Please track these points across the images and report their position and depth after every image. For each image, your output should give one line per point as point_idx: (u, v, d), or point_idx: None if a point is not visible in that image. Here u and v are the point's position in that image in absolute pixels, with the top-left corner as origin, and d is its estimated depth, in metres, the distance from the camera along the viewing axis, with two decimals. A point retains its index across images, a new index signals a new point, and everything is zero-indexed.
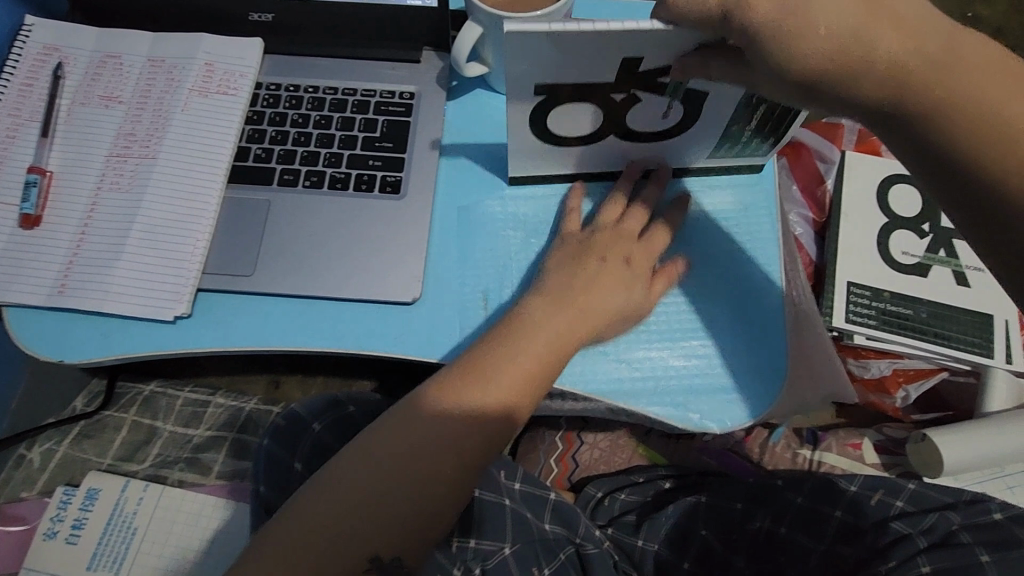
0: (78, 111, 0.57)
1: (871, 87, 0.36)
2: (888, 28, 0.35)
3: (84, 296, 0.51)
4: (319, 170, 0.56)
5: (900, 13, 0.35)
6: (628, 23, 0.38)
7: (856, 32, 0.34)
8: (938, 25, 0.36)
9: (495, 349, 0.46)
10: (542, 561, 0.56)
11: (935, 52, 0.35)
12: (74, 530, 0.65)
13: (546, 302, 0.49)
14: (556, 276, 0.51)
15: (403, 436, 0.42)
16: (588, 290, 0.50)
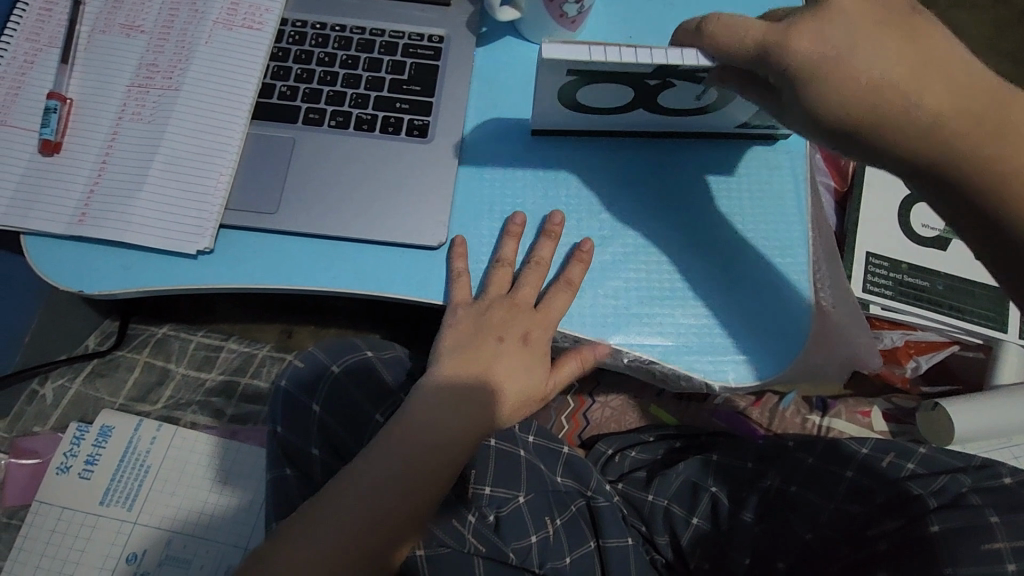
0: (99, 38, 0.56)
1: (900, 130, 0.38)
2: (932, 84, 0.38)
3: (105, 226, 0.51)
4: (345, 110, 0.55)
5: (952, 73, 0.38)
6: (672, 56, 0.43)
7: (895, 81, 0.38)
8: (978, 77, 0.38)
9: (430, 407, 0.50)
10: (554, 511, 0.57)
11: (983, 111, 0.37)
12: (87, 466, 0.65)
13: (451, 374, 0.51)
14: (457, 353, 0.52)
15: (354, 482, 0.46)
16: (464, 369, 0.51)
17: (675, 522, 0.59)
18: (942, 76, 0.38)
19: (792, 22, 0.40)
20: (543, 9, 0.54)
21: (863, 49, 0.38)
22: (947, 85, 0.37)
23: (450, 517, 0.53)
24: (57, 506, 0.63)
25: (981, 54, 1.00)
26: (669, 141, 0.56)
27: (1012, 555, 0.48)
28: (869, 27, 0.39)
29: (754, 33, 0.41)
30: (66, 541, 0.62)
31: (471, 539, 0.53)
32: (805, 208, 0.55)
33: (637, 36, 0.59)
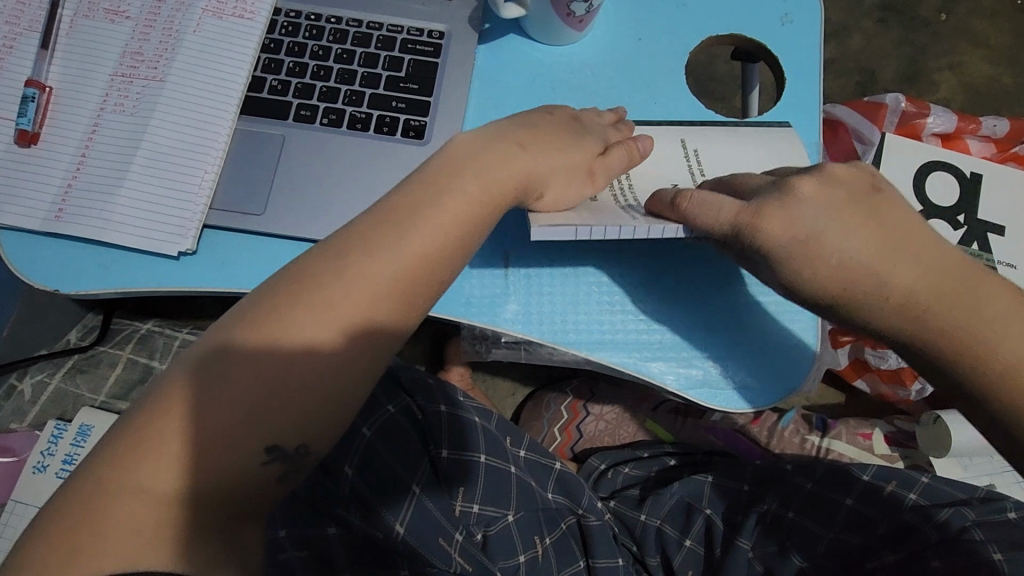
0: (81, 23, 0.53)
1: (875, 307, 0.42)
2: (902, 269, 0.41)
3: (81, 223, 0.48)
4: (338, 108, 0.53)
5: (918, 253, 0.42)
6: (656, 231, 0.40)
7: (867, 267, 0.42)
8: (935, 256, 0.42)
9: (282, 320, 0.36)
10: (544, 531, 0.55)
11: (950, 294, 0.41)
12: (64, 465, 0.62)
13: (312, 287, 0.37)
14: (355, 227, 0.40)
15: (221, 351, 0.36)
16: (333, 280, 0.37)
17: (667, 544, 0.57)
18: (911, 261, 0.42)
19: (760, 203, 0.42)
20: (550, 8, 0.52)
21: (834, 233, 0.42)
22: (914, 267, 0.42)
23: (434, 538, 0.50)
24: (33, 506, 0.61)
25: (1000, 64, 0.97)
26: None
27: None
28: (834, 211, 0.42)
29: (728, 214, 0.42)
30: None
31: (457, 559, 0.50)
32: None
33: (647, 39, 0.56)
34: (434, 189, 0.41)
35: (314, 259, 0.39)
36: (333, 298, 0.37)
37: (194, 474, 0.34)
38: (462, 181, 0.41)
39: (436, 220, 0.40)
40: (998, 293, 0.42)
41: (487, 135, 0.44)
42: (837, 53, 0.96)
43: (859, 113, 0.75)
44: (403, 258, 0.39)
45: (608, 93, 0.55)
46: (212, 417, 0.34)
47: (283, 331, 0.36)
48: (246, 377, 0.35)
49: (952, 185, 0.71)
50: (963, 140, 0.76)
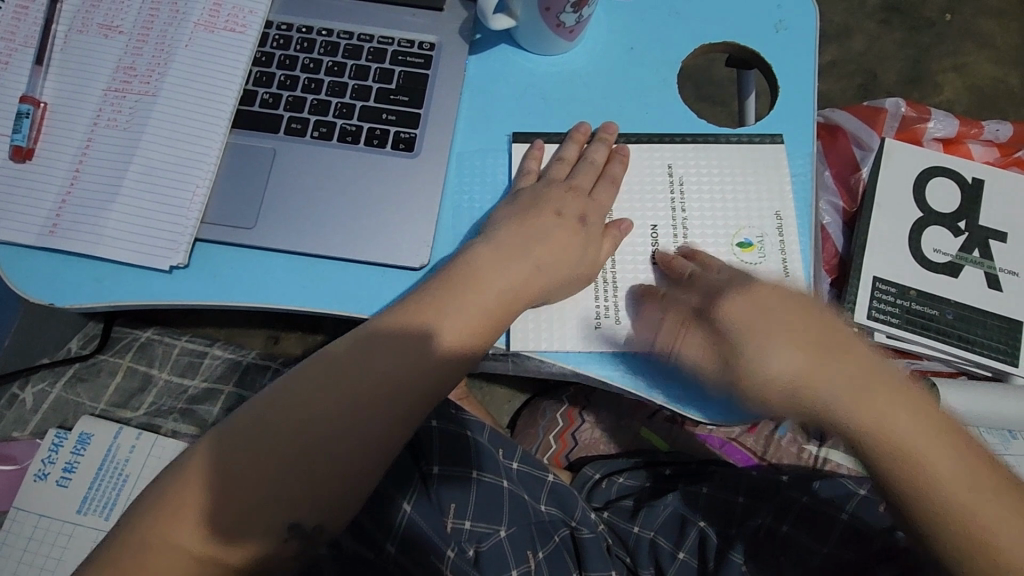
0: (76, 38, 0.53)
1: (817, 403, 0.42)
2: (838, 368, 0.42)
3: (75, 238, 0.49)
4: (328, 121, 0.53)
5: (851, 357, 0.43)
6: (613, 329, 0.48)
7: (809, 363, 0.42)
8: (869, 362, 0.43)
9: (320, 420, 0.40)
10: (537, 545, 0.55)
11: (879, 395, 0.42)
12: (65, 473, 0.63)
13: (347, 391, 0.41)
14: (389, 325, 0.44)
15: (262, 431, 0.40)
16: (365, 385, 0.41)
17: (661, 557, 0.56)
18: (844, 362, 0.43)
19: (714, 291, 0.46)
20: (540, 19, 0.52)
21: (776, 331, 0.43)
22: (852, 370, 0.43)
23: (427, 556, 0.51)
24: (34, 513, 0.62)
25: (1004, 65, 0.95)
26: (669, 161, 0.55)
27: None
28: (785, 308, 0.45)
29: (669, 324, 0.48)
30: (41, 549, 0.61)
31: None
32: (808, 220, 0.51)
33: (638, 48, 0.56)
34: (445, 299, 0.44)
35: (348, 355, 0.42)
36: (349, 404, 0.40)
37: (219, 538, 0.38)
38: (474, 291, 0.45)
39: (459, 324, 0.44)
40: (926, 408, 0.43)
41: (495, 244, 0.47)
42: (839, 55, 0.95)
43: (859, 118, 0.74)
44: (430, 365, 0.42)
45: (599, 103, 0.55)
46: (244, 495, 0.38)
47: (308, 427, 0.40)
48: (271, 466, 0.39)
49: (952, 190, 0.70)
50: (965, 145, 0.74)
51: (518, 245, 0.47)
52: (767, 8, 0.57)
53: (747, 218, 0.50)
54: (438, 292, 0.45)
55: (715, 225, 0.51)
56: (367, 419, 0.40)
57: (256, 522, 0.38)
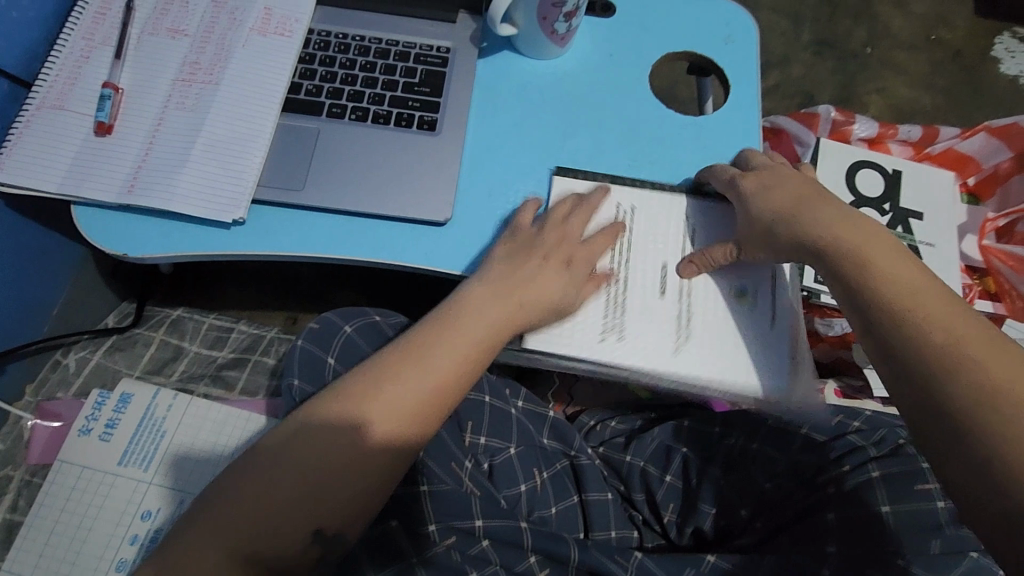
0: (147, 39, 0.64)
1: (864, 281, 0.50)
2: (876, 263, 0.51)
3: (149, 196, 0.57)
4: (363, 107, 0.64)
5: (884, 266, 0.51)
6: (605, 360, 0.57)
7: (854, 252, 0.51)
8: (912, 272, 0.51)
9: (338, 428, 0.46)
10: (541, 465, 0.63)
11: (900, 292, 0.49)
12: (107, 429, 0.68)
13: (369, 396, 0.47)
14: (395, 348, 0.50)
15: (290, 444, 0.45)
16: (375, 398, 0.47)
17: (651, 479, 0.65)
18: (894, 259, 0.51)
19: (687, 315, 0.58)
20: (538, 26, 0.64)
21: (867, 242, 0.52)
22: (903, 265, 0.51)
23: (450, 461, 0.59)
24: (78, 465, 0.67)
25: (918, 88, 1.13)
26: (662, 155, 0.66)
27: None
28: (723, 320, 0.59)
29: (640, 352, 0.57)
30: (85, 498, 0.66)
31: (468, 481, 0.59)
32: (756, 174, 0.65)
33: (616, 53, 0.69)
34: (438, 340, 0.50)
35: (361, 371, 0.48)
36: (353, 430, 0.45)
37: (235, 548, 0.42)
38: (471, 324, 0.52)
39: (452, 347, 0.50)
40: (968, 323, 0.47)
41: (485, 286, 0.54)
42: (781, 79, 1.11)
43: (797, 122, 0.88)
44: (431, 376, 0.48)
45: (587, 95, 0.67)
46: (264, 503, 0.43)
47: (316, 454, 0.45)
48: (281, 491, 0.43)
49: (877, 179, 0.84)
50: (886, 144, 0.89)
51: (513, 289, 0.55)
52: (716, 24, 0.71)
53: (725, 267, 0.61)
54: (435, 321, 0.52)
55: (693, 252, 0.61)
56: (368, 441, 0.45)
57: (261, 537, 0.42)
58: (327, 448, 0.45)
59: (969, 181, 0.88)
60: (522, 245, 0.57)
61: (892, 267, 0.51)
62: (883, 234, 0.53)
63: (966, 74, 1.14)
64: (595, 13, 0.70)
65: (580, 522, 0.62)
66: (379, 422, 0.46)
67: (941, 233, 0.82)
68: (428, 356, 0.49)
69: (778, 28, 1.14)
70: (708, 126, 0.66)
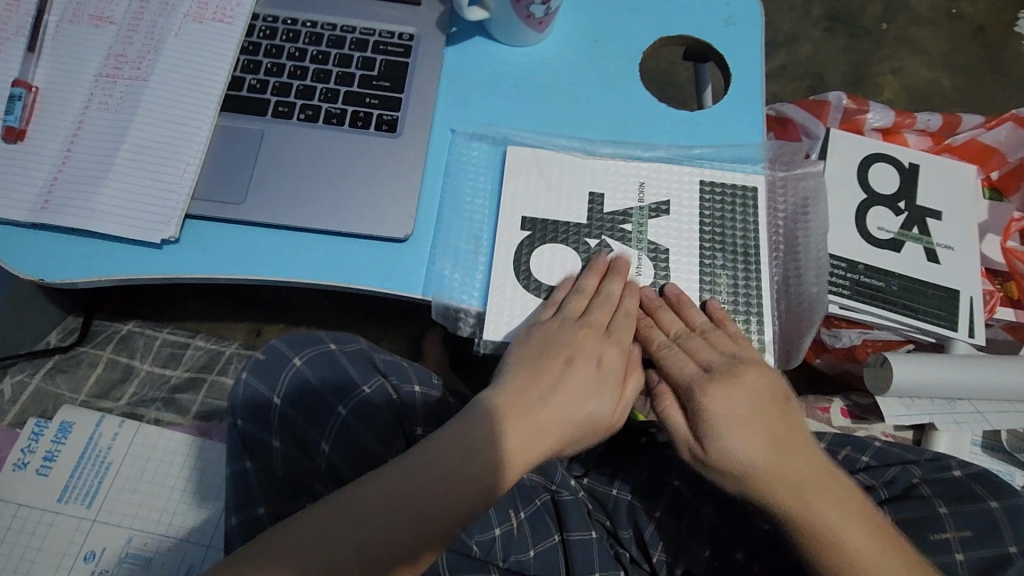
0: (67, 28, 0.56)
1: (773, 481, 0.47)
2: (789, 457, 0.48)
3: (67, 214, 0.50)
4: (314, 104, 0.56)
5: (791, 455, 0.48)
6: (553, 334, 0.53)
7: (768, 450, 0.47)
8: (808, 455, 0.49)
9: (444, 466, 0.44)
10: (519, 505, 0.58)
11: (800, 482, 0.47)
12: (45, 462, 0.64)
13: (492, 403, 0.47)
14: (512, 380, 0.49)
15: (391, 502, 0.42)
16: (507, 419, 0.46)
17: (639, 516, 0.59)
18: (792, 446, 0.48)
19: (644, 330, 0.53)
20: (511, 9, 0.56)
21: (751, 417, 0.48)
22: (798, 451, 0.48)
23: None
24: (13, 503, 0.62)
25: (936, 68, 1.04)
26: (649, 141, 0.58)
27: (959, 545, 0.54)
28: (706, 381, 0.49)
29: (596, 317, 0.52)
30: (22, 538, 0.61)
31: (439, 535, 0.55)
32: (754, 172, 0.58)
33: (603, 39, 0.61)
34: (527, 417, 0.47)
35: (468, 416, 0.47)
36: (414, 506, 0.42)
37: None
38: (549, 394, 0.48)
39: (554, 410, 0.47)
40: (851, 508, 0.48)
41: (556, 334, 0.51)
42: (788, 60, 1.03)
43: (805, 110, 0.80)
44: (534, 421, 0.47)
45: (569, 90, 0.59)
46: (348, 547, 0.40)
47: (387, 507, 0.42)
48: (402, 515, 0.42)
49: (892, 174, 0.76)
50: (902, 135, 0.81)
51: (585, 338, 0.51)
52: (717, 3, 0.62)
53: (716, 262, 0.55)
54: (547, 386, 0.48)
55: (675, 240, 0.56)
56: (439, 454, 0.44)
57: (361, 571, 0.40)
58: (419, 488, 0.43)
59: (992, 175, 0.80)
60: (573, 321, 0.52)
61: (786, 454, 0.48)
62: (789, 413, 0.49)
63: (988, 51, 1.05)
64: None
65: (562, 566, 0.57)
66: (462, 431, 0.45)
67: (961, 235, 0.75)
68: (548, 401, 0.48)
69: (785, 3, 1.05)
70: (705, 123, 0.58)
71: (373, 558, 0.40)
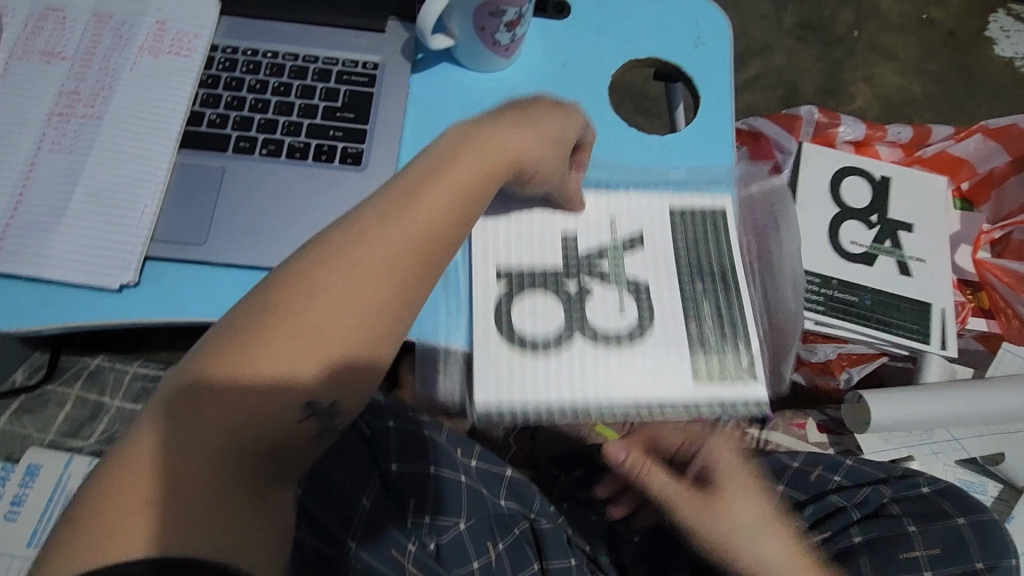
0: (17, 65, 0.54)
1: None
2: None
3: (20, 261, 0.49)
4: (277, 138, 0.55)
5: None
6: (531, 382, 0.53)
7: None
8: None
9: (315, 283, 0.38)
10: (496, 536, 0.57)
11: None
12: (12, 507, 0.62)
13: (423, 176, 0.43)
14: (456, 135, 0.46)
15: (260, 342, 0.36)
16: (407, 199, 0.42)
17: None
18: None
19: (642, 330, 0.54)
20: (476, 38, 0.55)
21: None
22: None
23: (389, 547, 0.52)
24: None
25: (908, 74, 1.05)
26: (623, 168, 0.57)
27: (927, 562, 0.55)
28: None
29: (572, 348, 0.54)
30: None
31: (410, 567, 0.52)
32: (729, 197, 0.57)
33: (572, 63, 0.60)
34: (417, 197, 0.42)
35: (349, 220, 0.41)
36: (310, 316, 0.37)
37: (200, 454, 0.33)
38: (438, 185, 0.43)
39: (454, 179, 0.44)
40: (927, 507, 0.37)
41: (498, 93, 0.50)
42: (762, 70, 1.03)
43: (777, 125, 0.79)
44: (422, 224, 0.41)
45: None
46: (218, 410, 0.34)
47: (274, 322, 0.36)
48: (272, 366, 0.35)
49: (864, 188, 0.76)
50: (873, 147, 0.81)
51: (493, 130, 0.47)
52: (686, 24, 0.62)
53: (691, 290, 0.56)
54: (450, 196, 0.43)
55: (651, 270, 0.56)
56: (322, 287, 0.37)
57: (239, 441, 0.34)
58: (289, 315, 0.36)
59: (962, 186, 0.81)
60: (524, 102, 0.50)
61: None
62: None
63: (958, 57, 1.06)
64: (547, 15, 0.61)
65: None
66: (343, 253, 0.39)
67: (932, 247, 0.75)
68: (447, 204, 0.43)
69: (758, 11, 1.05)
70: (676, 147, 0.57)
71: (255, 403, 0.35)
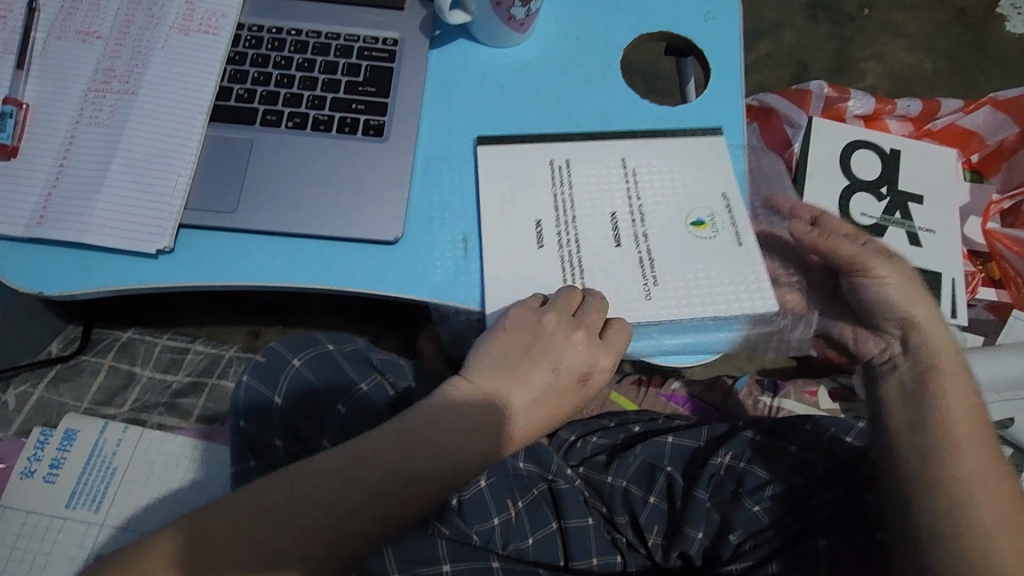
0: (54, 44, 0.56)
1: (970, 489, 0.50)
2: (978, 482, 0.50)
3: (62, 228, 0.51)
4: (301, 112, 0.57)
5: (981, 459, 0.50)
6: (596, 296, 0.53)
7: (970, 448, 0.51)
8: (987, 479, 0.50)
9: (312, 495, 0.42)
10: (516, 494, 0.60)
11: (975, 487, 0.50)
12: (51, 469, 0.65)
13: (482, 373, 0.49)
14: (509, 322, 0.50)
15: (294, 518, 0.42)
16: (440, 437, 0.46)
17: (634, 501, 0.62)
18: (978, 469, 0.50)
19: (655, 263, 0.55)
20: (493, 13, 0.57)
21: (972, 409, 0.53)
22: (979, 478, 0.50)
23: None
24: (22, 511, 0.63)
25: (919, 51, 1.05)
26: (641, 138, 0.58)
27: None
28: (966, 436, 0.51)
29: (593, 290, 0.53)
30: (32, 546, 0.62)
31: (434, 522, 0.56)
32: (742, 167, 0.58)
33: (585, 38, 0.62)
34: (437, 437, 0.46)
35: (376, 447, 0.45)
36: (329, 510, 0.42)
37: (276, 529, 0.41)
38: (447, 424, 0.47)
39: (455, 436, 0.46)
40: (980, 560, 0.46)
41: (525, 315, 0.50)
42: (772, 48, 1.04)
43: (788, 100, 0.80)
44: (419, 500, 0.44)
45: (553, 86, 0.60)
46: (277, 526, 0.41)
47: (283, 526, 0.41)
48: (323, 503, 0.42)
49: (875, 161, 0.77)
50: (882, 121, 0.82)
51: (540, 347, 0.49)
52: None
53: (695, 201, 0.56)
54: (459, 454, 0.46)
55: (667, 200, 0.56)
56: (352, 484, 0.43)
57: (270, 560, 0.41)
58: (325, 503, 0.42)
59: (972, 158, 0.81)
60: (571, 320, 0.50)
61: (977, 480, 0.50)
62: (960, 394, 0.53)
63: (969, 33, 1.06)
64: None
65: (559, 551, 0.59)
66: (373, 467, 0.44)
67: (941, 218, 0.76)
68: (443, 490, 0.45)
69: None
70: (688, 119, 0.59)
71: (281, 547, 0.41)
